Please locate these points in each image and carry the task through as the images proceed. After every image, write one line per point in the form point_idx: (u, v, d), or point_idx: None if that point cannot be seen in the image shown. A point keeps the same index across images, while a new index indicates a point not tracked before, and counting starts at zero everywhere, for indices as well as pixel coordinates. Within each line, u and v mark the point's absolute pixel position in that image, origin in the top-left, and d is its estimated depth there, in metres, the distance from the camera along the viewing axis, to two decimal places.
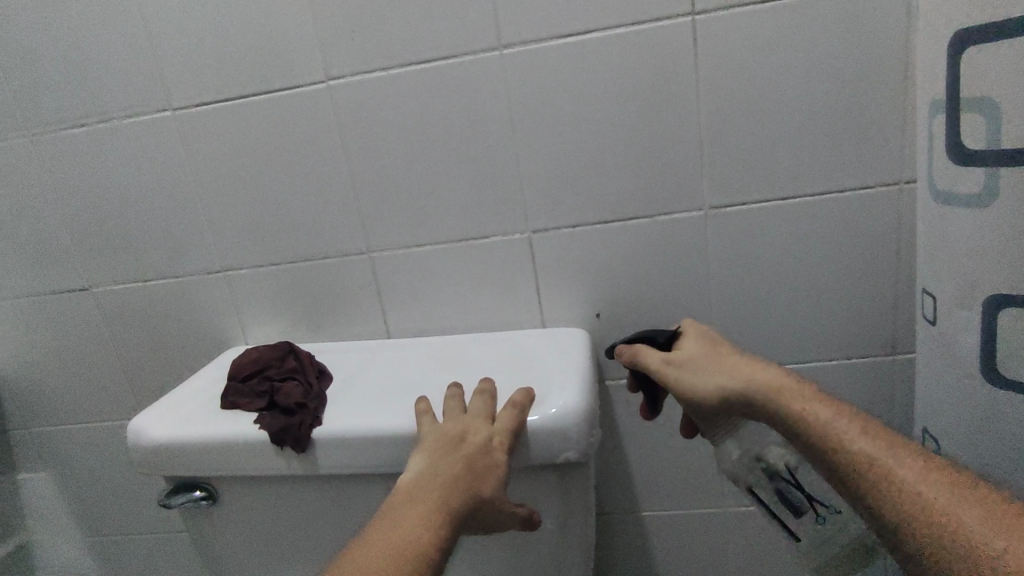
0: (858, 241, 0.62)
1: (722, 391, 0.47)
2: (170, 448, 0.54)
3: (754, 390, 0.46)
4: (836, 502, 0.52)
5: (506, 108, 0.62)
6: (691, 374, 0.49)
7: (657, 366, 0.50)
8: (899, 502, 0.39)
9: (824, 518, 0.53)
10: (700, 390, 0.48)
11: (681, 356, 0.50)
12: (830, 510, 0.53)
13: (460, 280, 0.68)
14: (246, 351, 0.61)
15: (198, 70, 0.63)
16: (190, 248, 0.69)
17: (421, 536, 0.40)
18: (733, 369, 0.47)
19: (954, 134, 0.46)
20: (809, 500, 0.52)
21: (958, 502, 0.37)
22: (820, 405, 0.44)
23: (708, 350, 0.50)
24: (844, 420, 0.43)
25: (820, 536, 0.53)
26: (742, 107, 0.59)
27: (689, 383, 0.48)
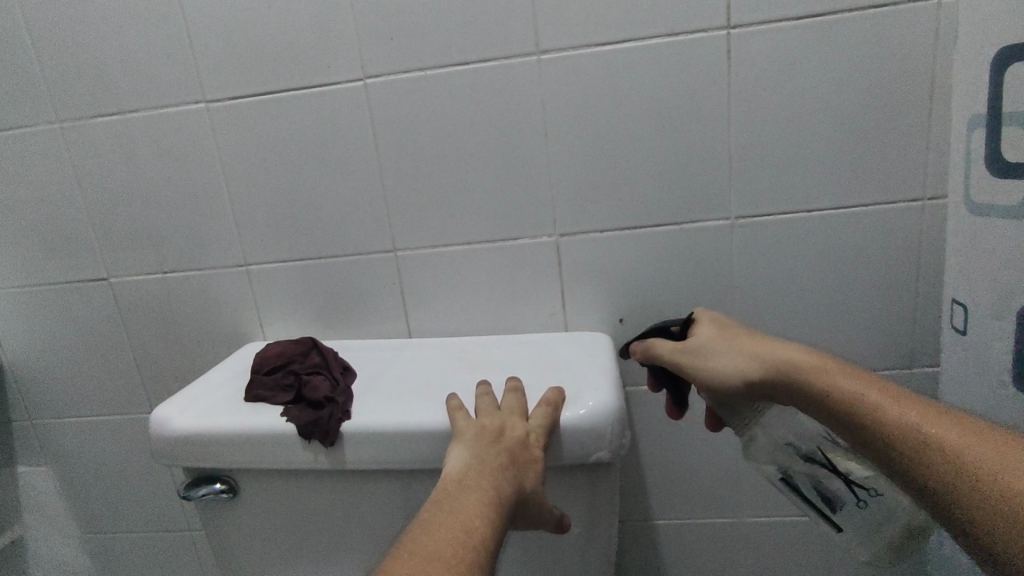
0: (886, 254, 0.62)
1: (738, 372, 0.49)
2: (195, 439, 0.56)
3: (769, 368, 0.48)
4: (878, 486, 0.49)
5: (540, 109, 0.62)
6: (706, 358, 0.51)
7: (670, 355, 0.53)
8: (919, 452, 0.38)
9: (868, 502, 0.50)
10: (718, 374, 0.50)
11: (693, 342, 0.52)
12: (870, 494, 0.50)
13: (483, 282, 0.68)
14: (271, 346, 0.64)
15: (239, 67, 0.65)
16: (215, 240, 0.71)
17: (481, 527, 0.38)
18: (746, 348, 0.49)
19: (995, 145, 0.45)
20: (846, 485, 0.50)
21: (977, 441, 0.36)
22: (835, 372, 0.45)
23: (719, 332, 0.52)
24: (860, 383, 0.44)
25: (864, 521, 0.51)
26: (781, 117, 0.59)
27: (707, 367, 0.51)
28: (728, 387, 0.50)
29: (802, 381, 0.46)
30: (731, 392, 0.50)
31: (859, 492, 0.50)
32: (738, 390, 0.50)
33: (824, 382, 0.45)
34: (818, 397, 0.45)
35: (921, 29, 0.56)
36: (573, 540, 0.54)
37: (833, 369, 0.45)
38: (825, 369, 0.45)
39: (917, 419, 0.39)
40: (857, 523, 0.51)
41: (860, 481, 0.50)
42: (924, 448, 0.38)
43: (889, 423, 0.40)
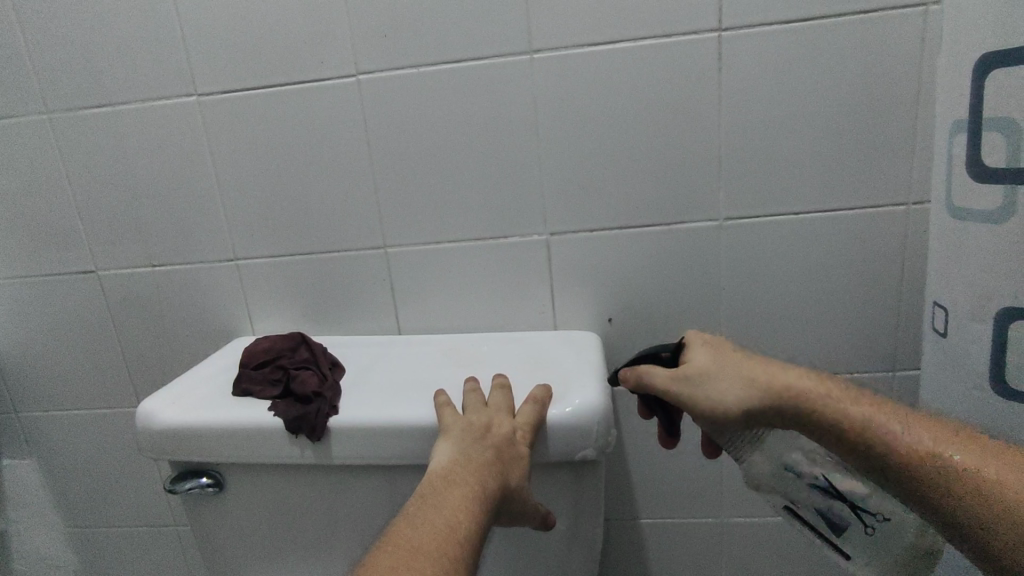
0: (870, 258, 0.63)
1: (743, 401, 0.47)
2: (182, 432, 0.56)
3: (774, 396, 0.46)
4: (885, 510, 0.47)
5: (532, 108, 0.62)
6: (706, 388, 0.47)
7: (667, 383, 0.49)
8: (940, 477, 0.40)
9: (876, 530, 0.47)
10: (720, 404, 0.47)
11: (690, 369, 0.48)
12: (877, 520, 0.47)
13: (473, 280, 0.69)
14: (260, 340, 0.64)
15: (231, 61, 0.65)
16: (204, 234, 0.71)
17: (467, 520, 0.38)
18: (749, 376, 0.47)
19: (974, 151, 0.46)
20: (851, 512, 0.47)
21: (994, 461, 0.39)
22: (838, 396, 0.46)
23: (717, 358, 0.49)
24: (868, 408, 0.45)
25: (873, 551, 0.48)
26: (769, 120, 0.60)
27: (710, 397, 0.47)
28: (729, 417, 0.47)
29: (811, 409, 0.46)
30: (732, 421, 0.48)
31: (867, 518, 0.47)
32: (740, 420, 0.47)
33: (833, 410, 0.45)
34: (829, 424, 0.45)
35: (907, 36, 0.56)
36: (558, 537, 0.54)
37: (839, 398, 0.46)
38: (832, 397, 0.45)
39: (932, 442, 0.42)
40: (865, 553, 0.48)
41: (867, 507, 0.47)
42: (944, 471, 0.40)
43: (903, 447, 0.42)
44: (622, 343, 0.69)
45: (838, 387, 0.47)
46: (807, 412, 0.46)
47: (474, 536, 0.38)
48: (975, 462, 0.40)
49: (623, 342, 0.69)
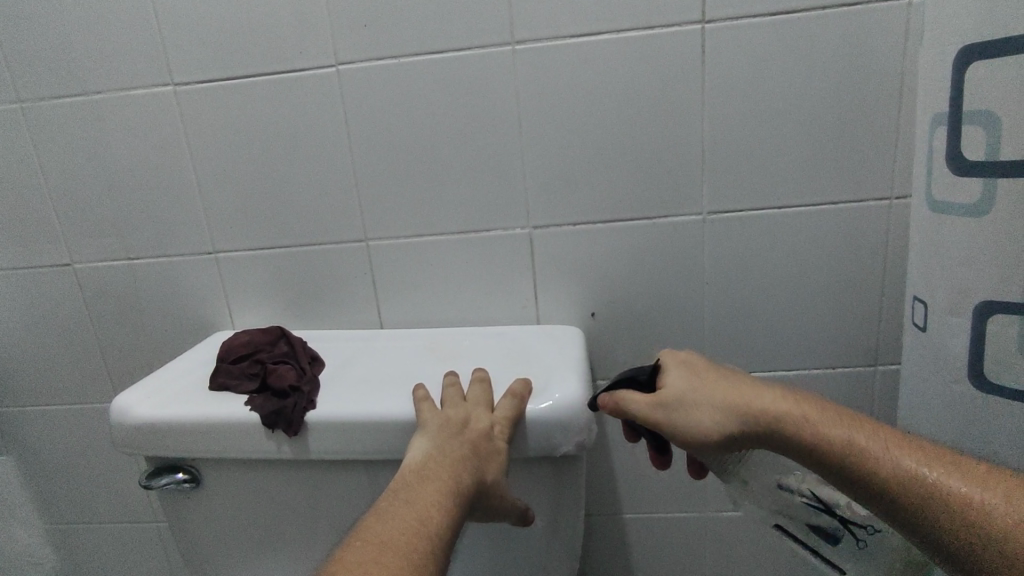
0: (853, 252, 0.63)
1: (721, 426, 0.46)
2: (156, 427, 0.55)
3: (751, 420, 0.45)
4: (874, 523, 0.48)
5: (515, 100, 0.62)
6: (685, 414, 0.47)
7: (644, 409, 0.48)
8: (916, 500, 0.40)
9: (867, 542, 0.49)
10: (699, 429, 0.46)
11: (669, 394, 0.47)
12: (867, 532, 0.48)
13: (455, 274, 0.68)
14: (238, 334, 0.63)
15: (209, 49, 0.63)
16: (182, 227, 0.70)
17: (437, 517, 0.38)
18: (725, 401, 0.46)
19: (953, 145, 0.46)
20: (841, 525, 0.49)
21: (967, 482, 0.39)
22: (817, 418, 0.44)
23: (693, 382, 0.48)
24: (842, 427, 0.44)
25: (866, 562, 0.49)
26: (752, 113, 0.60)
27: (689, 423, 0.46)
28: (708, 442, 0.46)
29: (789, 432, 0.44)
30: (711, 446, 0.47)
31: (857, 531, 0.49)
32: (719, 444, 0.46)
33: (809, 432, 0.44)
34: (807, 448, 0.44)
35: (890, 29, 0.56)
36: (538, 532, 0.54)
37: (814, 418, 0.44)
38: (806, 418, 0.44)
39: (908, 463, 0.41)
40: (858, 564, 0.49)
41: (856, 520, 0.49)
42: (920, 495, 0.40)
43: (891, 472, 0.41)
44: (606, 337, 0.68)
45: (818, 409, 0.45)
46: (783, 435, 0.45)
47: (446, 533, 0.38)
48: (948, 483, 0.40)
49: (606, 337, 0.68)
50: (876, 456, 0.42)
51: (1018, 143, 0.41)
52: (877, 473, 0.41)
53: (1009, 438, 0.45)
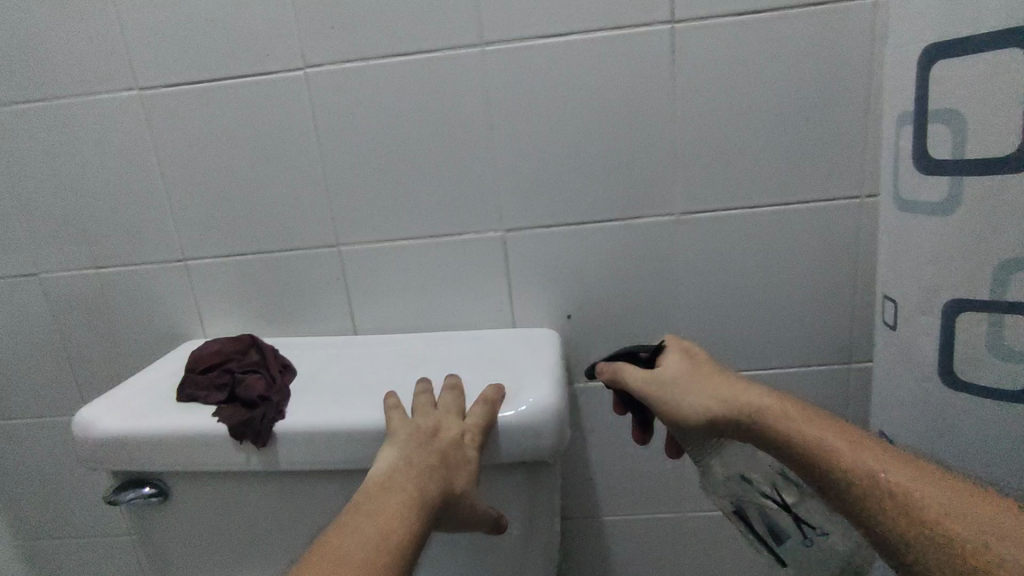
0: (825, 250, 0.63)
1: (703, 411, 0.47)
2: (121, 441, 0.54)
3: (731, 408, 0.46)
4: (825, 526, 0.49)
5: (486, 102, 0.61)
6: (674, 394, 0.48)
7: (639, 384, 0.50)
8: (887, 510, 0.38)
9: (815, 542, 0.49)
10: (682, 411, 0.48)
11: (663, 374, 0.49)
12: (817, 533, 0.49)
13: (429, 278, 0.67)
14: (207, 343, 0.62)
15: (173, 53, 0.62)
16: (150, 235, 0.68)
17: (399, 531, 0.37)
18: (712, 388, 0.47)
19: (919, 144, 0.46)
20: (794, 521, 0.49)
21: (947, 501, 0.37)
22: (801, 421, 0.43)
23: (689, 368, 0.49)
24: (825, 429, 0.42)
25: (811, 559, 0.50)
26: (723, 113, 0.60)
27: (675, 403, 0.48)
28: (691, 424, 0.47)
29: (767, 427, 0.44)
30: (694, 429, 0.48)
31: (806, 531, 0.49)
32: (701, 429, 0.47)
33: (786, 427, 0.43)
34: (786, 447, 0.43)
35: (857, 28, 0.56)
36: (513, 539, 0.53)
37: (796, 417, 0.44)
38: (788, 414, 0.44)
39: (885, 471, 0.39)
40: (801, 560, 0.50)
41: (810, 520, 0.49)
42: (891, 505, 0.38)
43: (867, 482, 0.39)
44: (583, 340, 0.68)
45: (807, 412, 0.44)
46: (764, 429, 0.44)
47: (410, 547, 0.37)
48: (922, 495, 0.37)
49: (582, 339, 0.68)
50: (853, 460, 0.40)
51: (984, 139, 0.41)
52: (851, 477, 0.40)
53: (979, 434, 0.46)
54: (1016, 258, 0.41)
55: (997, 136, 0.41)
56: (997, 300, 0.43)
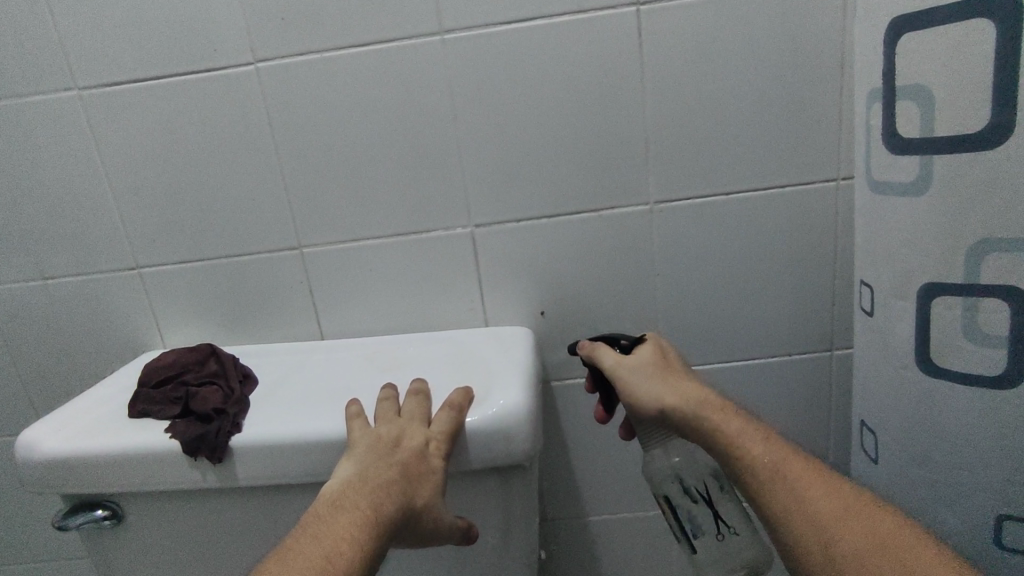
0: (801, 236, 0.61)
1: (660, 408, 0.45)
2: (67, 462, 0.51)
3: (687, 409, 0.45)
4: (738, 524, 0.48)
5: (446, 93, 0.58)
6: (642, 382, 0.46)
7: (611, 369, 0.48)
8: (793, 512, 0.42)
9: (725, 540, 0.48)
10: (640, 403, 0.46)
11: (637, 361, 0.48)
12: (729, 532, 0.48)
13: (396, 278, 0.65)
14: (163, 355, 0.59)
15: (114, 49, 0.59)
16: (99, 242, 0.65)
17: (347, 556, 0.36)
18: (678, 388, 0.46)
19: (889, 124, 0.45)
20: (714, 518, 0.48)
21: (837, 508, 0.41)
22: (739, 425, 0.45)
23: (662, 364, 0.48)
24: (759, 438, 0.44)
25: (719, 556, 0.48)
26: (692, 97, 0.58)
27: (636, 393, 0.46)
28: (648, 413, 0.46)
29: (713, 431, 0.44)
30: (647, 420, 0.47)
31: (721, 527, 0.48)
32: (653, 421, 0.47)
33: (732, 434, 0.44)
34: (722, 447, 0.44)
35: (826, 6, 0.55)
36: (487, 548, 0.51)
37: (739, 426, 0.44)
38: (733, 422, 0.44)
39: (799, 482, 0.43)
40: (712, 557, 0.48)
41: (727, 517, 0.48)
42: (798, 509, 0.42)
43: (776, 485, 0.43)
44: (557, 338, 0.66)
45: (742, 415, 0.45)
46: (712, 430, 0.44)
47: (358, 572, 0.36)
48: (816, 502, 0.42)
49: (557, 336, 0.66)
50: (779, 471, 0.43)
51: (953, 116, 0.40)
52: (773, 483, 0.43)
53: (959, 420, 0.44)
54: (985, 239, 0.40)
55: (966, 114, 0.39)
56: (971, 284, 0.41)
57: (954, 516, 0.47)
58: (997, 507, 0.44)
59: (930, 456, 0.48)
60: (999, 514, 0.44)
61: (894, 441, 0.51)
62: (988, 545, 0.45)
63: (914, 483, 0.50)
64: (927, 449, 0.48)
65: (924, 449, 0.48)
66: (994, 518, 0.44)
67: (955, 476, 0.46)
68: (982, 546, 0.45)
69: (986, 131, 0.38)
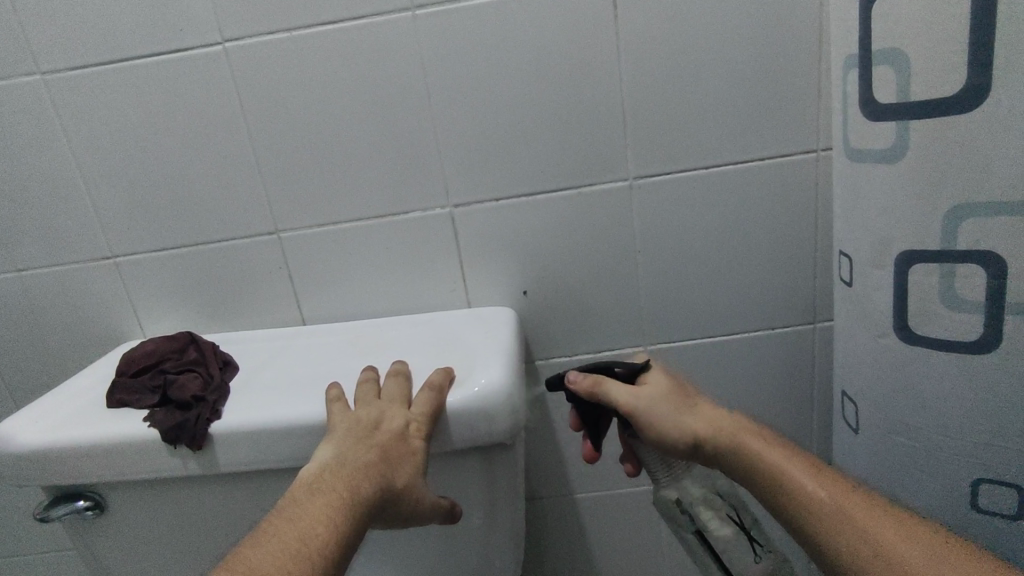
0: (782, 208, 0.61)
1: (696, 437, 0.45)
2: (45, 454, 0.50)
3: (723, 434, 0.45)
4: (768, 542, 0.48)
5: (421, 70, 0.57)
6: (666, 412, 0.46)
7: (626, 402, 0.46)
8: (859, 548, 0.39)
9: (762, 560, 0.47)
10: (672, 436, 0.45)
11: (651, 390, 0.47)
12: (762, 552, 0.47)
13: (376, 260, 0.64)
14: (142, 344, 0.58)
15: (76, 30, 0.57)
16: (71, 231, 0.64)
17: (321, 536, 0.36)
18: (704, 415, 0.46)
19: (865, 90, 0.44)
20: (748, 539, 0.47)
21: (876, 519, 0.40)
22: (760, 444, 0.45)
23: (675, 389, 0.47)
24: (783, 456, 0.44)
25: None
26: (671, 69, 0.57)
27: (671, 428, 0.45)
28: (677, 445, 0.45)
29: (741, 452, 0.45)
30: (677, 453, 0.46)
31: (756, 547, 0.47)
32: (685, 454, 0.46)
33: (771, 460, 0.44)
34: (750, 467, 0.44)
35: None
36: (475, 528, 0.51)
37: (779, 454, 0.44)
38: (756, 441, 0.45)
39: (854, 510, 0.41)
40: None
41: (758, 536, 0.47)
42: (862, 542, 0.39)
43: (814, 506, 0.41)
44: (540, 316, 0.65)
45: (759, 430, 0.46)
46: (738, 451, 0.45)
47: (332, 552, 0.36)
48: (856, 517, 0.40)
49: (540, 315, 0.65)
50: (831, 499, 0.42)
51: (928, 80, 0.40)
52: (806, 498, 0.42)
53: (939, 387, 0.45)
54: (964, 203, 0.40)
55: (942, 77, 0.39)
56: (949, 249, 0.41)
57: (936, 481, 0.47)
58: (975, 470, 0.45)
59: (909, 424, 0.48)
60: (976, 477, 0.45)
61: (874, 410, 0.51)
62: (968, 506, 0.46)
63: (894, 450, 0.50)
64: (907, 416, 0.48)
65: (904, 417, 0.48)
66: (970, 481, 0.45)
67: (933, 443, 0.46)
68: (962, 508, 0.46)
69: (963, 94, 0.38)
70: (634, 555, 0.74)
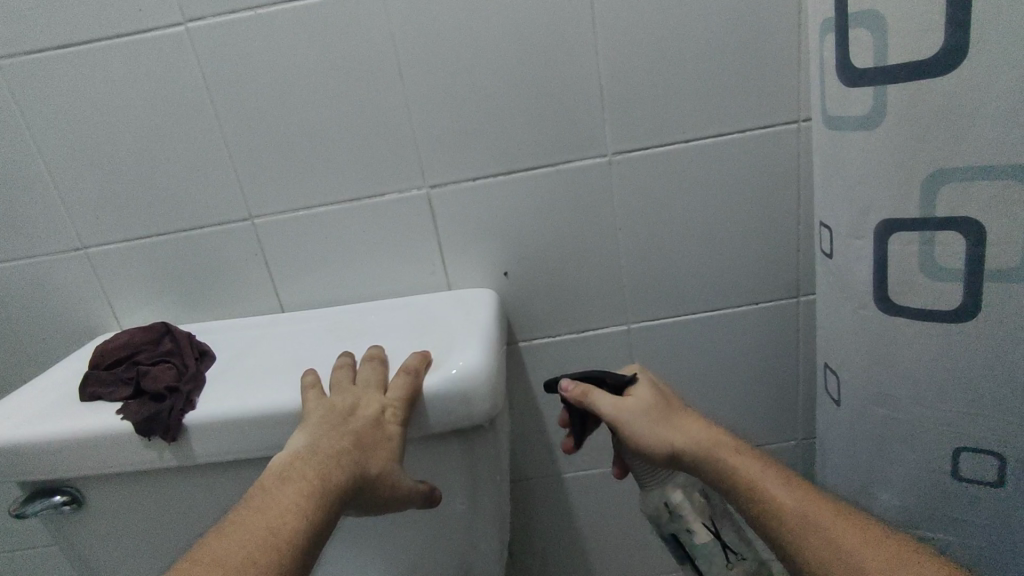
0: (763, 181, 0.60)
1: (674, 451, 0.44)
2: (16, 450, 0.49)
3: (704, 451, 0.44)
4: (744, 549, 0.47)
5: (392, 46, 0.55)
6: (649, 425, 0.45)
7: (609, 411, 0.45)
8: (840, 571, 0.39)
9: (733, 568, 0.47)
10: (651, 449, 0.45)
11: (637, 402, 0.46)
12: (736, 558, 0.47)
13: (353, 244, 0.63)
14: (115, 335, 0.57)
15: (29, 14, 0.55)
16: (38, 223, 0.62)
17: (293, 529, 0.35)
18: (685, 430, 0.45)
19: (841, 55, 0.43)
20: (721, 546, 0.47)
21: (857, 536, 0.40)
22: (742, 458, 0.44)
23: (660, 402, 0.47)
24: (766, 472, 0.44)
25: None
26: (648, 40, 0.55)
27: (650, 441, 0.45)
28: (656, 456, 0.45)
29: (724, 466, 0.44)
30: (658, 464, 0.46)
31: (728, 553, 0.47)
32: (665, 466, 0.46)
33: (755, 479, 0.44)
34: (732, 482, 0.44)
35: None
36: (457, 512, 0.51)
37: (766, 475, 0.44)
38: (739, 453, 0.44)
39: (838, 532, 0.40)
40: None
41: (732, 542, 0.47)
42: (844, 565, 0.39)
43: (793, 520, 0.42)
44: (522, 298, 0.64)
45: (742, 444, 0.45)
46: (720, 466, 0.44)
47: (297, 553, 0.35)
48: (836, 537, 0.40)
49: (522, 297, 0.64)
50: (807, 510, 0.42)
51: (904, 42, 0.38)
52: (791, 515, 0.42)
53: (919, 357, 0.44)
54: (942, 170, 0.39)
55: (919, 38, 0.38)
56: (926, 218, 0.41)
57: (916, 452, 0.47)
58: (955, 440, 0.45)
59: (889, 395, 0.48)
60: (958, 447, 0.45)
61: (855, 383, 0.51)
62: (948, 476, 0.46)
63: (874, 422, 0.50)
64: (887, 388, 0.48)
65: (883, 389, 0.48)
66: (952, 451, 0.45)
67: (914, 414, 0.46)
68: (942, 477, 0.47)
69: (941, 56, 0.37)
70: (622, 532, 0.75)
